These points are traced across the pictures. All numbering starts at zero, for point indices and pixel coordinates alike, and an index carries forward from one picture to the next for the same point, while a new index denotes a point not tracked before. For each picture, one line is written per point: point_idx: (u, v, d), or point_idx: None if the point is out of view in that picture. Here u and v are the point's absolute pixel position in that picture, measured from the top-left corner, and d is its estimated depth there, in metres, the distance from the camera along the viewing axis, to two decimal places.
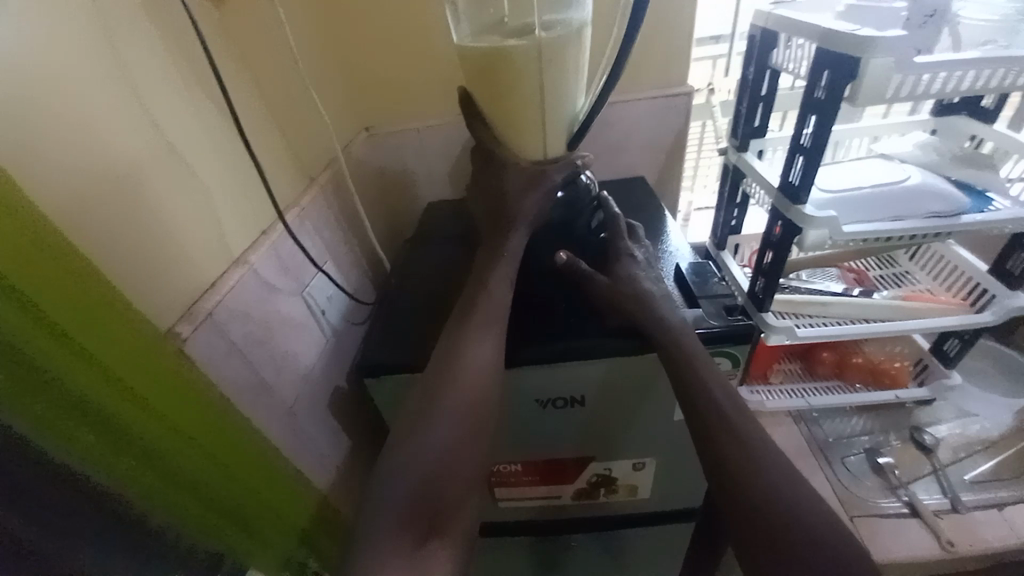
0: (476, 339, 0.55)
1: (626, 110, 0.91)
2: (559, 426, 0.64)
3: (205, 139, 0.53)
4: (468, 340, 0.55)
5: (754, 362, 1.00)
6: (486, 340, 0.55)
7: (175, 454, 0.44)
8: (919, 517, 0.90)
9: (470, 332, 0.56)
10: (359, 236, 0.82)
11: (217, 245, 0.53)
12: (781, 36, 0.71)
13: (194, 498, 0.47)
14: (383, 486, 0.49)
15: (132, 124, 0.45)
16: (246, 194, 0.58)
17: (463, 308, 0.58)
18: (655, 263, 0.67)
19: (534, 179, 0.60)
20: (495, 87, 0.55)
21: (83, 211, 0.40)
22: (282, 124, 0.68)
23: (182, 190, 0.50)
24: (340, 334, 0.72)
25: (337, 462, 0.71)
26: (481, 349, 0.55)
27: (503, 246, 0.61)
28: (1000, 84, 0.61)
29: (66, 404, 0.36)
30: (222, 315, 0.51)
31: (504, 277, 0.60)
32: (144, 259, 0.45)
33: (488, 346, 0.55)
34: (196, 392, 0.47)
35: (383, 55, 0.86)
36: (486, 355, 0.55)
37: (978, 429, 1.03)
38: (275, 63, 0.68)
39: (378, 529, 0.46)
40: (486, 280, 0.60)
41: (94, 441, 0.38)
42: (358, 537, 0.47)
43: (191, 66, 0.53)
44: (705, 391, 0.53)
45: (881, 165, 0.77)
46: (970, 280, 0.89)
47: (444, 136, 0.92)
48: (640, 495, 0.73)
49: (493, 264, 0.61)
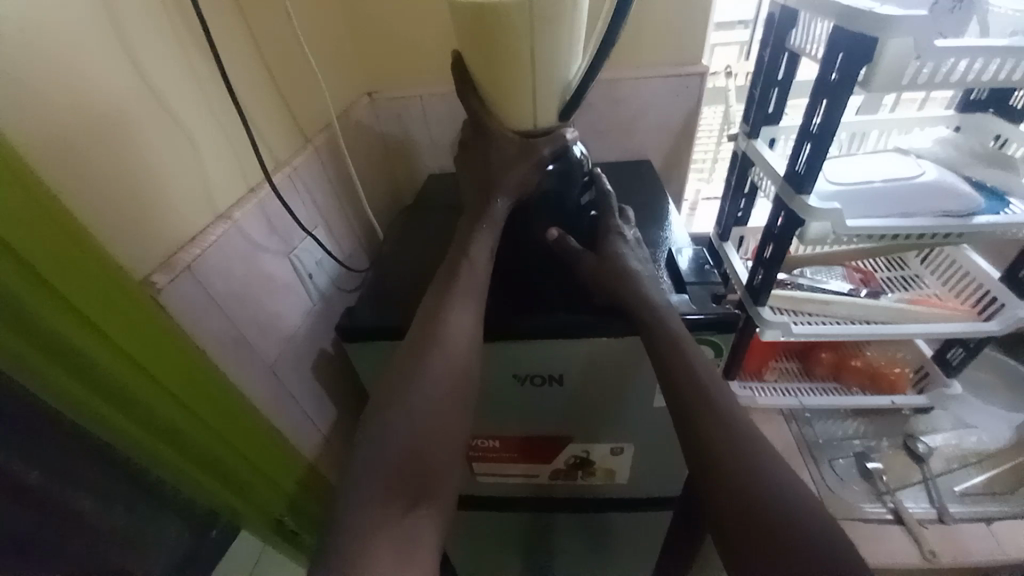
0: (457, 308, 0.54)
1: (638, 89, 0.87)
2: (540, 403, 0.63)
3: (193, 88, 0.52)
4: (449, 308, 0.54)
5: (750, 358, 0.99)
6: (466, 310, 0.54)
7: (148, 400, 0.46)
8: (903, 525, 0.89)
9: (450, 300, 0.54)
10: (353, 203, 0.81)
11: (200, 198, 0.52)
12: (803, 13, 0.67)
13: (161, 437, 0.50)
14: (357, 449, 0.48)
15: (114, 65, 0.44)
16: (234, 149, 0.57)
17: (446, 277, 0.57)
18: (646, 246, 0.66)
19: (522, 152, 0.59)
20: (485, 50, 0.53)
21: (58, 151, 0.39)
22: (277, 81, 0.66)
23: (165, 137, 0.49)
24: (328, 299, 0.72)
25: (321, 425, 0.72)
26: (462, 318, 0.54)
27: (486, 211, 0.61)
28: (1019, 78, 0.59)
29: (37, 339, 0.38)
30: (202, 268, 0.50)
31: (485, 246, 0.59)
32: (121, 205, 0.44)
33: (469, 315, 0.54)
34: (176, 344, 0.47)
35: (389, 18, 0.84)
36: (467, 324, 0.54)
37: (975, 441, 1.00)
38: (273, 17, 0.66)
39: (346, 499, 0.46)
40: (467, 251, 0.59)
41: (64, 374, 0.41)
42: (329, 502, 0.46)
43: (182, 11, 0.51)
44: (693, 378, 0.51)
45: (896, 159, 0.74)
46: (982, 287, 0.86)
47: (448, 106, 0.90)
48: (617, 479, 0.73)
49: (475, 233, 0.60)
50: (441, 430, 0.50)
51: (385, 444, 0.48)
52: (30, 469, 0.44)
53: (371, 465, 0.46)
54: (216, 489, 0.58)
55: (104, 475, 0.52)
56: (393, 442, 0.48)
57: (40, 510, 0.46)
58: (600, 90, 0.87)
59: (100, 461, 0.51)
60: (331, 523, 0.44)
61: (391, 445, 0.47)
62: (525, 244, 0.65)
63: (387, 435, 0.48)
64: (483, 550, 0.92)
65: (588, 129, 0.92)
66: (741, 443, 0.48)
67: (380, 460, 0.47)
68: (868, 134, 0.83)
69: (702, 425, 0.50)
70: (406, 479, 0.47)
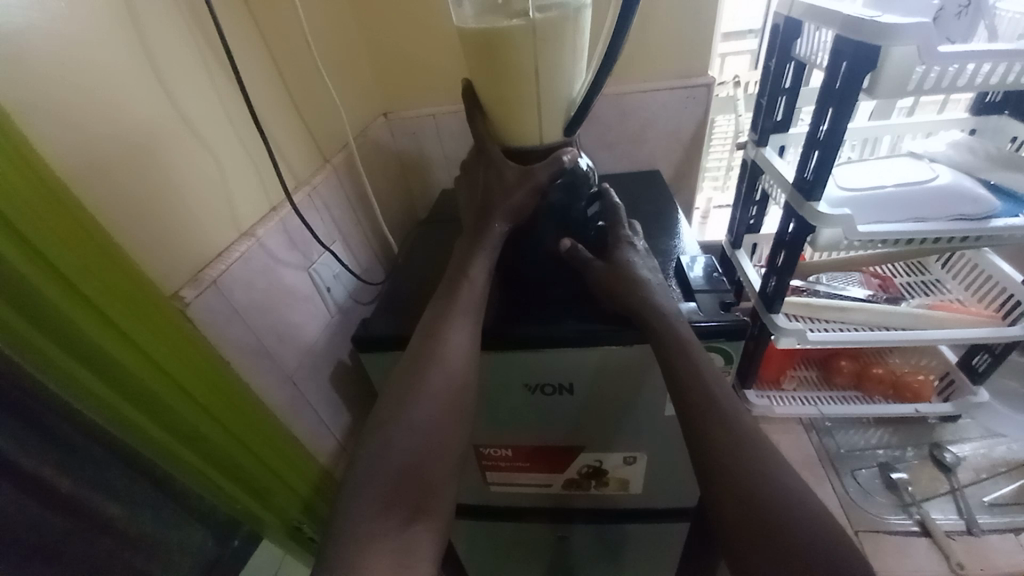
0: (456, 325, 0.56)
1: (646, 101, 0.89)
2: (550, 412, 0.64)
3: (219, 113, 0.56)
4: (447, 327, 0.55)
5: (766, 366, 0.97)
6: (464, 327, 0.56)
7: (175, 407, 0.49)
8: (930, 536, 0.87)
9: (449, 318, 0.56)
10: (370, 218, 0.84)
11: (226, 215, 0.56)
12: (807, 22, 0.67)
13: (189, 445, 0.52)
14: (358, 455, 0.50)
15: (146, 97, 0.47)
16: (256, 170, 0.61)
17: (445, 296, 0.58)
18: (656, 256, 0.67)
19: (522, 178, 0.60)
20: (493, 70, 0.56)
21: (95, 176, 0.42)
22: (297, 105, 0.70)
23: (193, 159, 0.52)
24: (346, 310, 0.75)
25: (339, 434, 0.74)
26: (459, 337, 0.55)
27: (483, 234, 0.61)
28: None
29: (73, 350, 0.41)
30: (227, 283, 0.53)
31: (484, 267, 0.60)
32: (151, 225, 0.47)
33: (467, 333, 0.56)
34: (201, 354, 0.50)
35: (403, 40, 0.87)
36: (465, 342, 0.55)
37: (1003, 450, 0.98)
38: (293, 43, 0.70)
39: (356, 507, 0.46)
40: (467, 270, 0.60)
41: (98, 383, 0.43)
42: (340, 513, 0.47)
43: (208, 43, 0.55)
44: (701, 384, 0.52)
45: (909, 163, 0.74)
46: (1005, 291, 0.84)
47: (460, 121, 0.93)
48: (631, 489, 0.73)
49: (474, 254, 0.61)
50: (446, 438, 0.51)
51: (390, 451, 0.49)
52: (64, 475, 0.47)
53: (375, 472, 0.48)
54: (239, 498, 0.60)
55: (132, 480, 0.54)
56: (398, 450, 0.49)
57: (74, 513, 0.49)
58: (608, 105, 0.89)
59: (130, 466, 0.54)
60: (332, 526, 0.46)
61: (395, 453, 0.49)
62: (537, 254, 0.66)
63: (393, 444, 0.49)
64: (500, 561, 0.92)
65: (597, 142, 0.93)
66: (747, 451, 0.48)
67: (389, 466, 0.48)
68: (881, 139, 0.84)
69: (707, 431, 0.50)
70: (413, 486, 0.48)
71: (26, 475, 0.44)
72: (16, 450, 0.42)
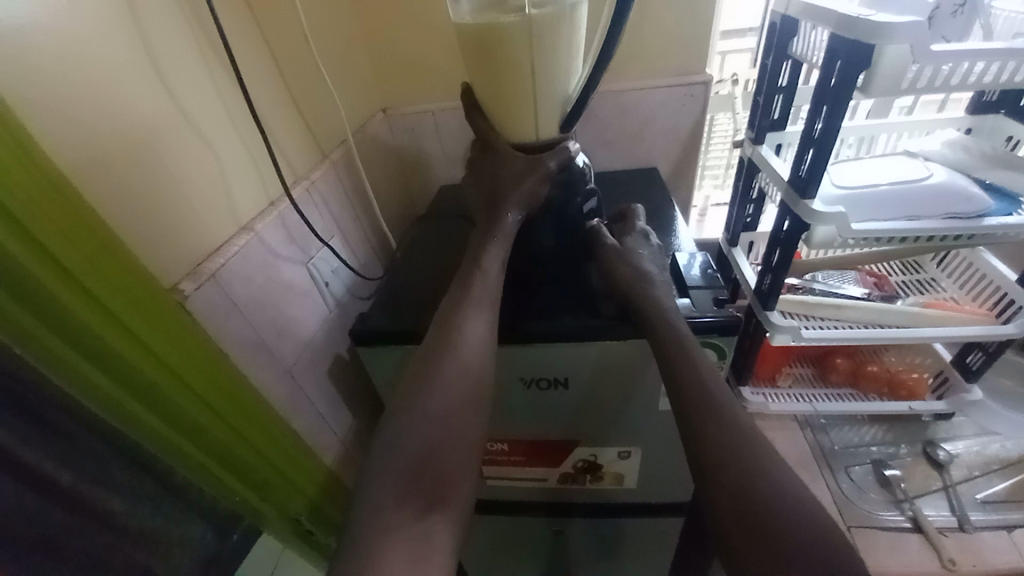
0: (470, 314, 0.56)
1: (644, 99, 0.89)
2: (546, 407, 0.65)
3: (217, 107, 0.56)
4: (462, 317, 0.56)
5: (762, 363, 0.98)
6: (479, 316, 0.56)
7: (175, 399, 0.49)
8: (922, 533, 0.88)
9: (465, 308, 0.57)
10: (369, 213, 0.84)
11: (225, 209, 0.56)
12: (803, 22, 0.68)
13: (187, 437, 0.52)
14: (375, 447, 0.51)
15: (146, 93, 0.48)
16: (255, 164, 0.61)
17: (458, 285, 0.59)
18: (667, 252, 0.69)
19: (517, 175, 0.61)
20: (489, 66, 0.56)
21: (98, 173, 0.43)
22: (297, 101, 0.70)
23: (193, 154, 0.53)
24: (344, 305, 0.75)
25: (338, 428, 0.75)
26: (472, 327, 0.55)
27: (495, 224, 0.63)
28: (1011, 79, 0.60)
29: (72, 340, 0.41)
30: (225, 277, 0.54)
31: (496, 257, 0.61)
32: (152, 219, 0.48)
33: (483, 321, 0.56)
34: (200, 347, 0.50)
35: (403, 36, 0.88)
36: (482, 329, 0.56)
37: (998, 448, 0.99)
38: (293, 39, 0.70)
39: (369, 502, 0.47)
40: (479, 260, 0.61)
41: (101, 376, 0.44)
42: (350, 510, 0.48)
43: (207, 39, 0.55)
44: (696, 381, 0.52)
45: (904, 162, 0.74)
46: (999, 290, 0.85)
47: (458, 117, 0.93)
48: (626, 483, 0.73)
49: (486, 242, 0.62)
50: (458, 431, 0.52)
51: (394, 446, 0.50)
52: (65, 470, 0.48)
53: (384, 463, 0.49)
54: (240, 490, 0.60)
55: (133, 474, 0.55)
56: (408, 441, 0.50)
57: (75, 507, 0.49)
58: (606, 103, 0.89)
59: (130, 460, 0.54)
60: (348, 524, 0.47)
61: (405, 447, 0.50)
62: (535, 249, 0.66)
63: (406, 435, 0.50)
64: (496, 556, 0.93)
65: (595, 139, 0.94)
66: (740, 446, 0.49)
67: (395, 461, 0.49)
68: (878, 137, 0.85)
69: (701, 427, 0.51)
70: (412, 483, 0.49)
71: (27, 469, 0.45)
72: (18, 445, 0.43)
